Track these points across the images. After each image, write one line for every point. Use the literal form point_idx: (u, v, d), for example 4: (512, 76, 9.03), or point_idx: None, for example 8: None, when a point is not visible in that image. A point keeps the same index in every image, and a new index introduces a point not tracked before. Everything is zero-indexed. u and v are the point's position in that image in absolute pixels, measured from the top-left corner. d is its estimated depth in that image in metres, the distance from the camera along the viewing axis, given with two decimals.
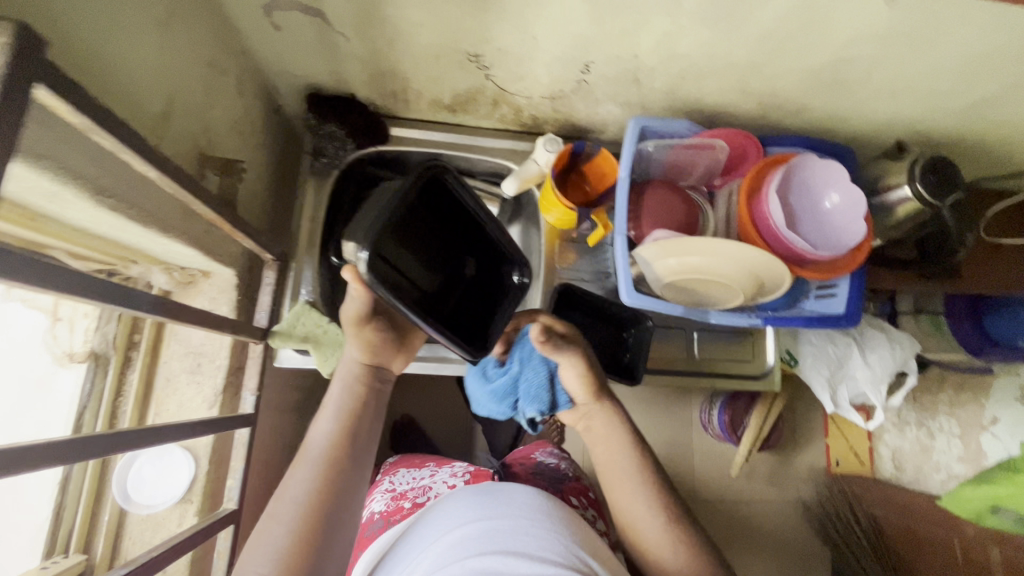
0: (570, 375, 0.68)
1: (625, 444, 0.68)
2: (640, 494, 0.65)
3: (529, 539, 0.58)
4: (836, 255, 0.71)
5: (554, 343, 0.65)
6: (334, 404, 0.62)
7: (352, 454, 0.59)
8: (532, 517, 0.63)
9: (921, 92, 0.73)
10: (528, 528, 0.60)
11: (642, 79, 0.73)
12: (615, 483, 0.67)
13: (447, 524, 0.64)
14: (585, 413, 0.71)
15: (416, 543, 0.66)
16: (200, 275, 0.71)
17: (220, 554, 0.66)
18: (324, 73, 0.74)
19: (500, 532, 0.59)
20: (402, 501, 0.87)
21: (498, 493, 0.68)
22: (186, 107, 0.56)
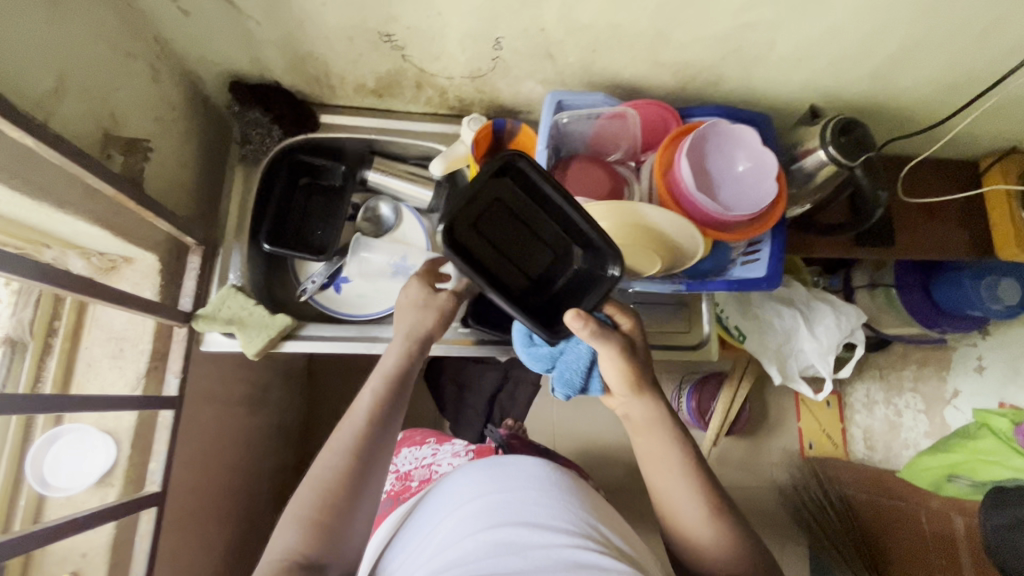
0: (614, 365, 0.69)
1: (675, 442, 0.72)
2: (680, 484, 0.71)
3: (535, 508, 0.71)
4: (744, 218, 0.72)
5: (593, 331, 0.66)
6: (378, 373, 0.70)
7: (388, 427, 0.67)
8: (537, 488, 0.76)
9: (827, 57, 0.75)
10: (534, 498, 0.73)
11: (555, 53, 0.75)
12: (662, 480, 0.72)
13: (466, 496, 0.76)
14: (628, 410, 0.75)
15: (435, 511, 0.78)
16: (121, 262, 0.71)
17: (142, 536, 0.66)
18: (244, 60, 0.75)
19: (510, 503, 0.72)
20: (408, 481, 1.01)
21: (504, 465, 0.80)
22: (83, 88, 0.57)
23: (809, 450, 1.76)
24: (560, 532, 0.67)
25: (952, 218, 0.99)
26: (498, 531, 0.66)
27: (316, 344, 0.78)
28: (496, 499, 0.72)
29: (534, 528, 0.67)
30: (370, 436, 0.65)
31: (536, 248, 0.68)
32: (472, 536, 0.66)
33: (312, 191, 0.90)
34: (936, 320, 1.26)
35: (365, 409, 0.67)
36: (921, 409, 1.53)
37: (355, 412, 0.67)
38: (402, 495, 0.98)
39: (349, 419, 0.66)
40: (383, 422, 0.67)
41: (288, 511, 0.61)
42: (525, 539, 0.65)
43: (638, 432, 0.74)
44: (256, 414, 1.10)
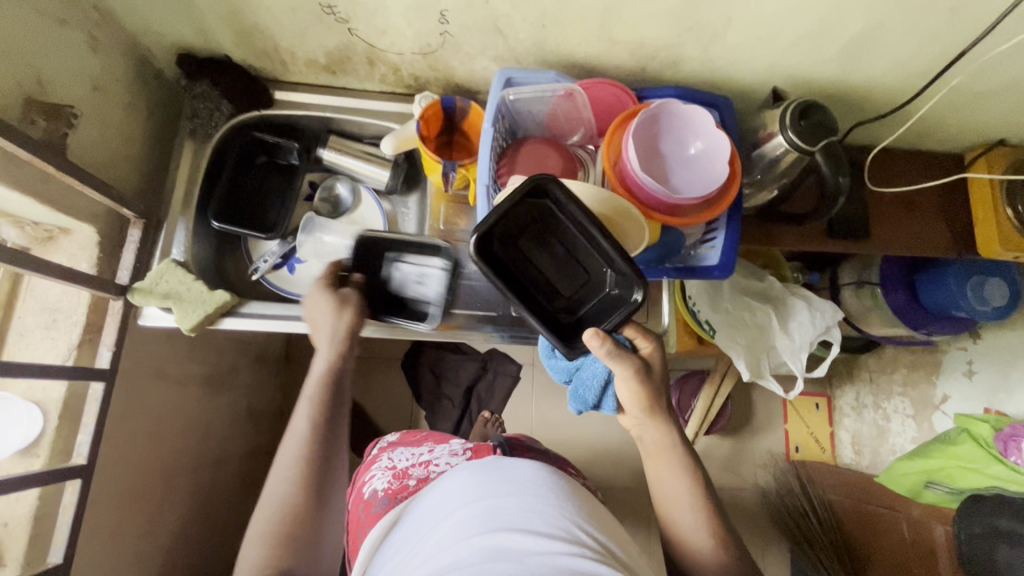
0: (629, 386, 0.69)
1: (685, 469, 0.71)
2: (691, 514, 0.70)
3: (530, 513, 0.69)
4: (688, 202, 0.69)
5: (609, 348, 0.65)
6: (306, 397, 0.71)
7: (334, 440, 0.69)
8: (534, 495, 0.72)
9: (790, 37, 0.71)
10: (532, 502, 0.71)
11: (504, 29, 0.72)
12: (670, 503, 0.72)
13: (458, 500, 0.73)
14: (640, 428, 0.74)
15: (428, 514, 0.76)
16: (58, 232, 0.71)
17: (66, 507, 0.66)
18: (189, 33, 0.74)
19: (505, 508, 0.69)
20: (406, 479, 0.94)
21: (501, 467, 0.77)
22: (2, 53, 0.57)
23: (794, 453, 1.72)
24: (553, 537, 0.65)
25: (932, 211, 0.93)
26: (494, 537, 0.64)
27: (255, 321, 0.77)
28: (491, 504, 0.70)
29: (529, 532, 0.65)
30: (317, 450, 0.66)
31: (571, 272, 0.67)
32: (466, 541, 0.64)
33: (269, 170, 0.90)
34: (920, 321, 1.20)
35: (303, 427, 0.68)
36: (910, 414, 1.47)
37: (294, 433, 0.68)
38: (399, 495, 0.91)
39: (291, 437, 0.67)
40: (328, 435, 0.68)
41: (246, 537, 0.61)
42: (519, 544, 0.63)
43: (652, 453, 0.73)
44: (222, 394, 1.10)
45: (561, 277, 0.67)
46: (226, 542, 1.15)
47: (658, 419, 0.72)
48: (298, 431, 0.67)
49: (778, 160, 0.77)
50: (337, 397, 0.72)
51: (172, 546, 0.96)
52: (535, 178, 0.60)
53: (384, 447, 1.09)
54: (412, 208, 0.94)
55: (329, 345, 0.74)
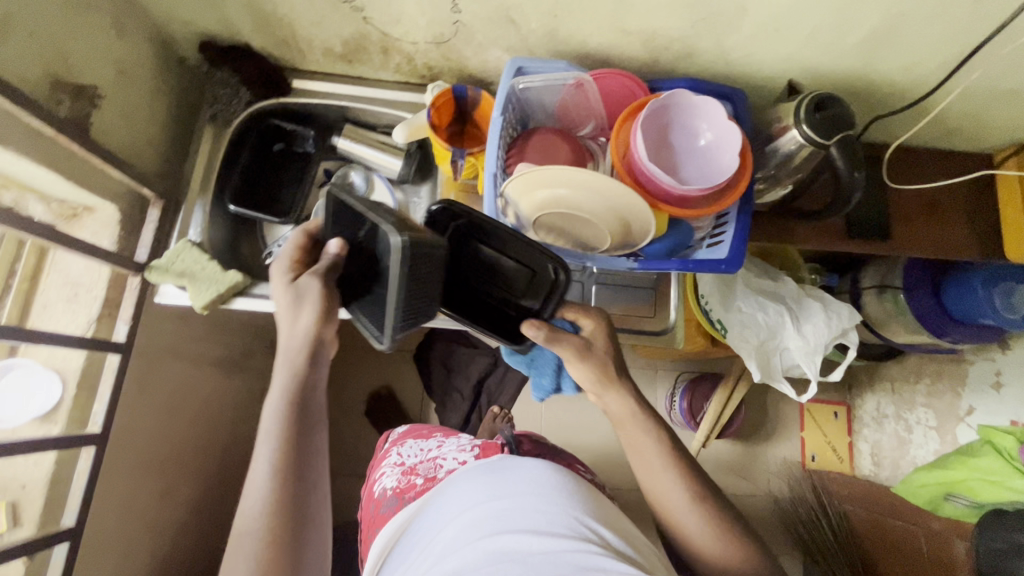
0: (577, 368, 0.72)
1: (653, 433, 0.71)
2: (665, 473, 0.69)
3: (535, 513, 0.69)
4: (698, 194, 0.68)
5: (546, 332, 0.70)
6: (268, 425, 0.63)
7: (300, 482, 0.62)
8: (537, 495, 0.72)
9: (807, 28, 0.69)
10: (539, 502, 0.71)
11: (516, 19, 0.73)
12: (648, 473, 0.70)
13: (465, 504, 0.74)
14: (602, 403, 0.73)
15: (441, 514, 0.76)
16: (83, 211, 0.74)
17: (82, 472, 0.69)
18: (211, 21, 0.77)
19: (508, 511, 0.69)
20: (413, 477, 0.94)
21: (505, 471, 0.78)
22: (31, 33, 0.59)
23: (811, 462, 1.67)
24: (560, 536, 0.65)
25: (958, 212, 0.89)
26: (499, 540, 0.64)
27: (265, 303, 0.78)
28: (495, 506, 0.70)
29: (536, 534, 0.65)
30: (292, 482, 0.61)
31: (514, 273, 0.73)
32: (473, 545, 0.65)
33: (285, 157, 0.91)
34: (946, 329, 1.14)
35: (266, 473, 0.61)
36: (933, 426, 1.42)
37: (256, 481, 0.61)
38: (406, 495, 0.91)
39: (253, 488, 0.60)
40: (294, 477, 0.61)
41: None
42: (525, 546, 0.63)
43: (620, 423, 0.73)
44: (237, 377, 1.12)
45: (505, 280, 0.73)
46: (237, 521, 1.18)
47: (613, 391, 0.72)
48: (259, 481, 0.60)
49: (793, 154, 0.75)
50: (303, 424, 0.64)
51: (184, 520, 0.99)
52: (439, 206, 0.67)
53: (392, 441, 1.11)
54: (422, 197, 0.94)
55: (287, 360, 0.66)
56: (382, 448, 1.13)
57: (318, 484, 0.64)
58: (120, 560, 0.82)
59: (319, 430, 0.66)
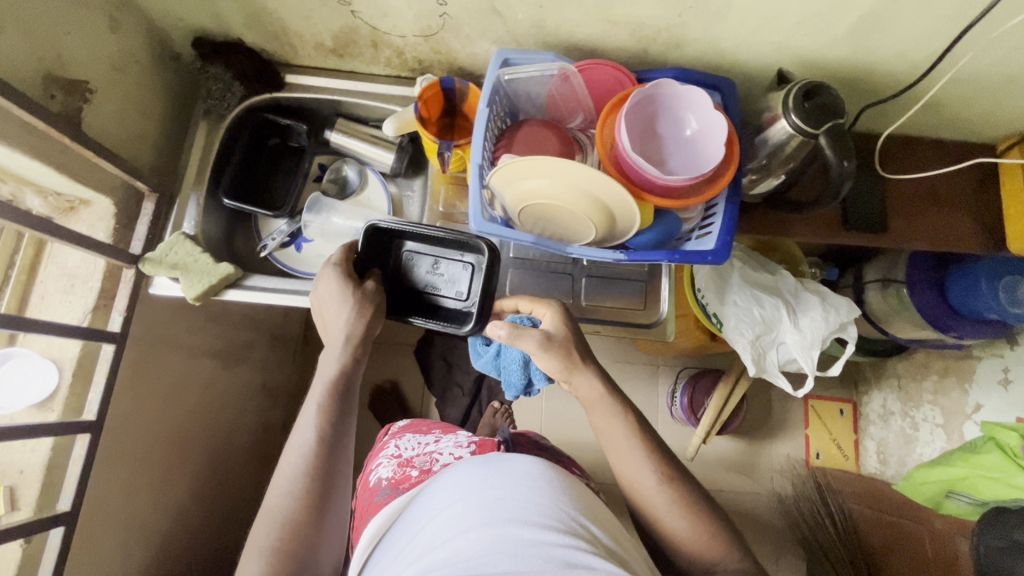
0: (541, 360, 0.71)
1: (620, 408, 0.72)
2: (638, 453, 0.70)
3: (527, 504, 0.69)
4: (682, 184, 0.67)
5: (508, 326, 0.71)
6: (313, 406, 0.70)
7: (336, 451, 0.68)
8: (527, 486, 0.72)
9: (796, 16, 0.68)
10: (531, 492, 0.71)
11: (502, 10, 0.73)
12: (617, 452, 0.71)
13: (455, 495, 0.74)
14: (572, 388, 0.74)
15: (425, 505, 0.77)
16: (79, 204, 0.76)
17: (76, 459, 0.71)
18: (203, 17, 0.78)
19: (501, 501, 0.69)
20: (409, 468, 0.95)
21: (499, 463, 0.77)
22: (24, 29, 0.61)
23: (815, 459, 1.65)
24: (549, 529, 0.65)
25: (959, 202, 0.87)
26: (490, 530, 0.64)
27: (257, 295, 0.80)
28: (486, 496, 0.70)
29: (527, 524, 0.65)
30: (321, 458, 0.67)
31: (451, 267, 0.81)
32: (464, 535, 0.65)
33: (282, 151, 0.93)
34: (951, 323, 1.12)
35: (308, 438, 0.68)
36: (939, 423, 1.39)
37: (297, 445, 0.68)
38: (401, 485, 0.92)
39: (294, 451, 0.67)
40: (331, 447, 0.68)
41: (246, 554, 0.62)
42: (516, 536, 0.63)
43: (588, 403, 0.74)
44: (237, 368, 1.15)
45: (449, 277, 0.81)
46: (238, 510, 1.20)
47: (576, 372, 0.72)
48: (301, 444, 0.67)
49: (783, 144, 0.74)
50: (345, 402, 0.71)
51: (183, 508, 1.01)
52: (377, 228, 0.81)
53: (392, 433, 1.12)
54: (416, 190, 0.95)
55: (341, 348, 0.73)
56: (381, 441, 1.14)
57: (347, 457, 0.70)
58: (117, 546, 0.85)
59: (350, 414, 0.72)
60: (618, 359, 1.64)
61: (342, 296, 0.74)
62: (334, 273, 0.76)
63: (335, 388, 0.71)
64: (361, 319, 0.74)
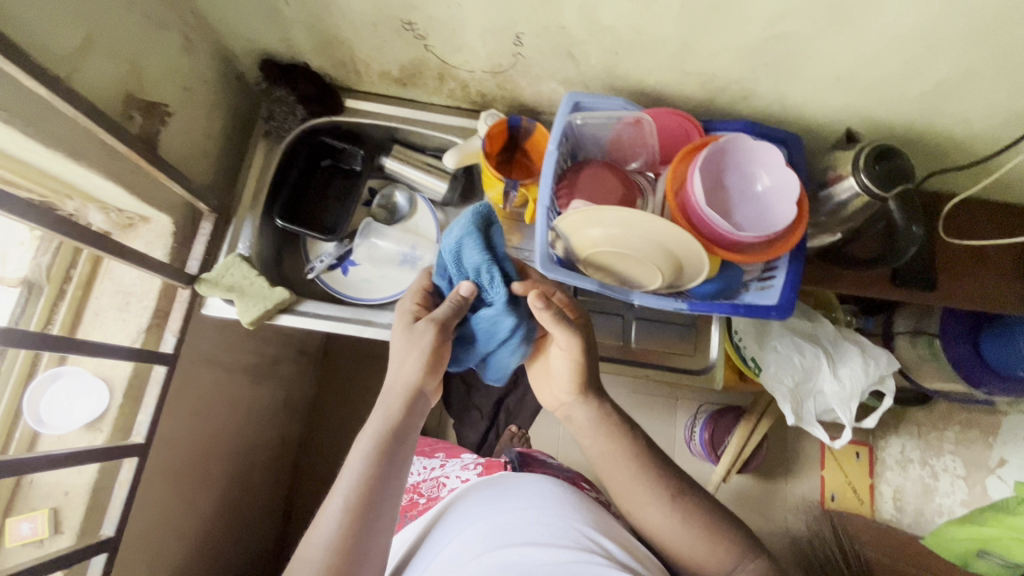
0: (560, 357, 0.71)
1: (591, 420, 0.73)
2: (638, 481, 0.71)
3: (538, 527, 0.66)
4: (757, 240, 0.67)
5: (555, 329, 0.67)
6: (346, 476, 0.61)
7: (370, 531, 0.60)
8: (541, 510, 0.70)
9: (869, 79, 0.69)
10: (546, 517, 0.68)
11: (576, 54, 0.73)
12: (610, 473, 0.73)
13: (469, 521, 0.72)
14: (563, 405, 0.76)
15: (437, 539, 0.74)
16: (139, 220, 0.75)
17: (122, 483, 0.69)
18: (274, 39, 0.78)
19: (512, 525, 0.67)
20: (416, 496, 0.93)
21: (507, 488, 0.76)
22: (112, 50, 0.61)
23: (830, 501, 1.61)
24: (562, 545, 0.63)
25: (1007, 269, 0.86)
26: (504, 552, 0.62)
27: (312, 320, 0.79)
28: (499, 522, 0.68)
29: (540, 545, 0.63)
30: (349, 539, 0.58)
31: None
32: (477, 559, 0.62)
33: (332, 172, 0.93)
34: (984, 379, 1.12)
35: (338, 506, 0.59)
36: (961, 474, 1.40)
37: (328, 513, 0.59)
38: (409, 513, 0.91)
39: (322, 520, 0.59)
40: (361, 528, 0.59)
41: None
42: (530, 559, 0.60)
43: (557, 411, 0.77)
44: (263, 384, 1.13)
45: None
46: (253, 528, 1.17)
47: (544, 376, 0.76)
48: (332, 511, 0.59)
49: (846, 204, 0.75)
50: (385, 468, 0.62)
51: (204, 527, 0.98)
52: None
53: None
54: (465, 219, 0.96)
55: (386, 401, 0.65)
56: None
57: (378, 532, 0.61)
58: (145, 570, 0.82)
59: (390, 485, 0.62)
60: (638, 392, 1.63)
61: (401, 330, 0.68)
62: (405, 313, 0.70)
63: (376, 455, 0.61)
64: (423, 369, 0.66)
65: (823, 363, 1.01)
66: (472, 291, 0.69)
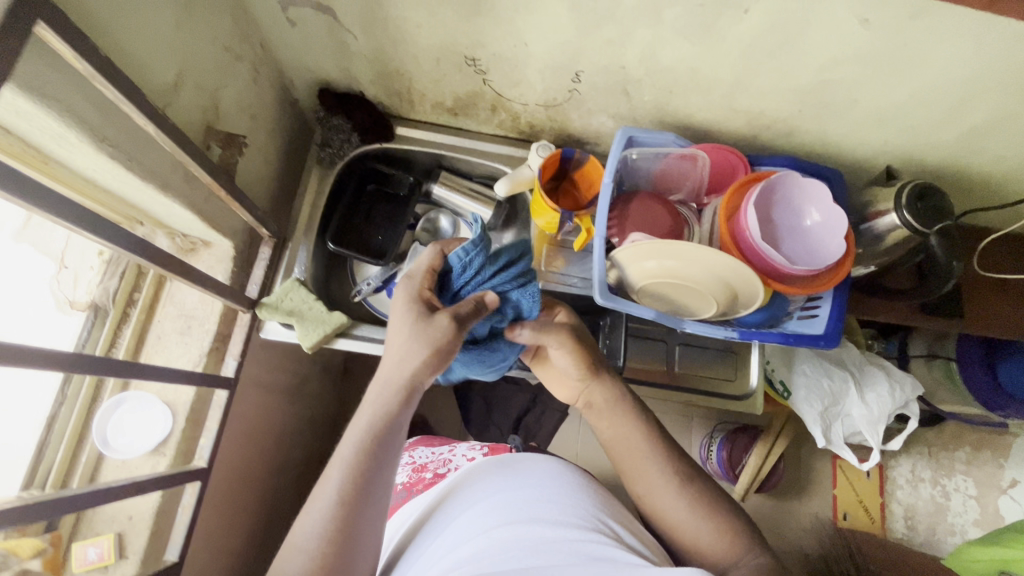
0: (561, 355, 0.73)
1: (608, 401, 0.75)
2: (652, 462, 0.72)
3: (549, 504, 0.67)
4: (812, 273, 0.70)
5: (534, 333, 0.70)
6: (340, 465, 0.57)
7: (358, 528, 0.56)
8: (549, 488, 0.71)
9: (910, 121, 0.73)
10: (557, 497, 0.69)
11: (631, 91, 0.76)
12: (622, 447, 0.74)
13: (476, 495, 0.71)
14: (585, 399, 0.77)
15: (436, 515, 0.72)
16: (201, 245, 0.76)
17: (185, 508, 0.70)
18: (335, 70, 0.80)
19: (521, 500, 0.68)
20: (424, 472, 0.88)
21: (514, 464, 0.77)
22: (198, 85, 0.62)
23: (842, 520, 1.52)
24: (571, 525, 0.63)
25: None
26: (517, 527, 0.63)
27: (366, 344, 0.79)
28: (510, 499, 0.68)
29: (552, 522, 0.64)
30: (343, 530, 0.55)
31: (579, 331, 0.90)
32: (487, 534, 0.62)
33: (376, 197, 0.93)
34: (1002, 405, 1.16)
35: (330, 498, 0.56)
36: (972, 494, 1.44)
37: (320, 501, 0.56)
38: (416, 488, 0.85)
39: (313, 508, 0.56)
40: (355, 519, 0.56)
41: None
42: (544, 535, 0.61)
43: (576, 402, 0.79)
44: (295, 402, 1.13)
45: None
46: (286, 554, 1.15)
47: (549, 366, 0.79)
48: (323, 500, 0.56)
49: (881, 238, 0.78)
50: (381, 458, 0.58)
51: (240, 548, 0.98)
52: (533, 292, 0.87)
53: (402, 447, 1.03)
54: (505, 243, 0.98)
55: (383, 388, 0.60)
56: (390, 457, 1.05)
57: (374, 523, 0.58)
58: None
59: (384, 475, 0.58)
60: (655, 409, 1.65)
61: (406, 324, 0.61)
62: (410, 298, 0.63)
63: (371, 445, 0.58)
64: (427, 365, 0.60)
65: (854, 388, 1.04)
66: (495, 302, 0.63)
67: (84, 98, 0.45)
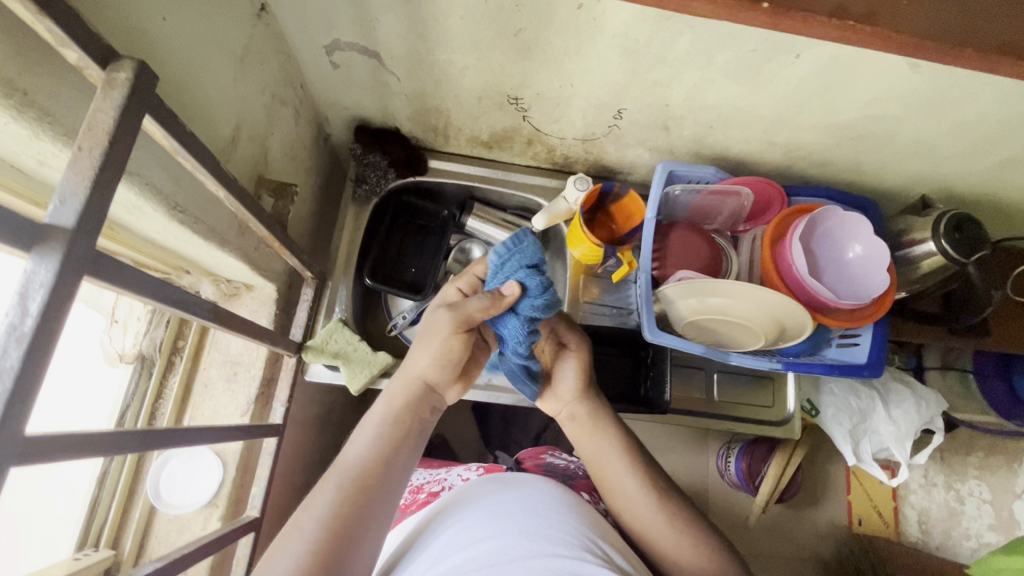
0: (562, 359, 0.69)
1: (592, 416, 0.68)
2: (630, 477, 0.66)
3: (536, 517, 0.58)
4: (857, 306, 0.72)
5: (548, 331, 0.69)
6: (342, 466, 0.54)
7: (359, 535, 0.51)
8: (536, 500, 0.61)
9: (948, 151, 0.74)
10: (544, 506, 0.59)
11: (671, 126, 0.77)
12: (595, 462, 0.68)
13: (452, 516, 0.62)
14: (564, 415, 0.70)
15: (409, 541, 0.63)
16: (243, 289, 0.75)
17: (239, 560, 0.69)
18: (372, 108, 0.80)
19: (502, 513, 0.59)
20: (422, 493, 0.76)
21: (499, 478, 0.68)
22: (249, 137, 0.62)
23: (857, 526, 1.48)
24: (560, 539, 0.55)
25: None
26: (494, 546, 0.54)
27: None
28: (489, 512, 0.59)
29: (538, 537, 0.54)
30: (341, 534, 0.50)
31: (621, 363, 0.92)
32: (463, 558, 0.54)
33: (409, 230, 0.93)
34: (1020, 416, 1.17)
35: (325, 504, 0.51)
36: (987, 498, 1.43)
37: (311, 511, 0.51)
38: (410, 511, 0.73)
39: (302, 521, 0.51)
40: (355, 525, 0.51)
41: None
42: (528, 552, 0.52)
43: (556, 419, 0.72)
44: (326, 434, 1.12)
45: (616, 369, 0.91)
46: None
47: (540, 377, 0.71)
48: (316, 509, 0.51)
49: (916, 264, 0.79)
50: (387, 459, 0.55)
51: None
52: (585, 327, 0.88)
53: None
54: None
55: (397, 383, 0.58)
56: None
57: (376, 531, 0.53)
58: None
59: (389, 476, 0.55)
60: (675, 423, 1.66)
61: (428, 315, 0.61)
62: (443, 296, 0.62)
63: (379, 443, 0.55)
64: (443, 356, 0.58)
65: (881, 405, 1.05)
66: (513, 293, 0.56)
67: (156, 168, 0.46)
